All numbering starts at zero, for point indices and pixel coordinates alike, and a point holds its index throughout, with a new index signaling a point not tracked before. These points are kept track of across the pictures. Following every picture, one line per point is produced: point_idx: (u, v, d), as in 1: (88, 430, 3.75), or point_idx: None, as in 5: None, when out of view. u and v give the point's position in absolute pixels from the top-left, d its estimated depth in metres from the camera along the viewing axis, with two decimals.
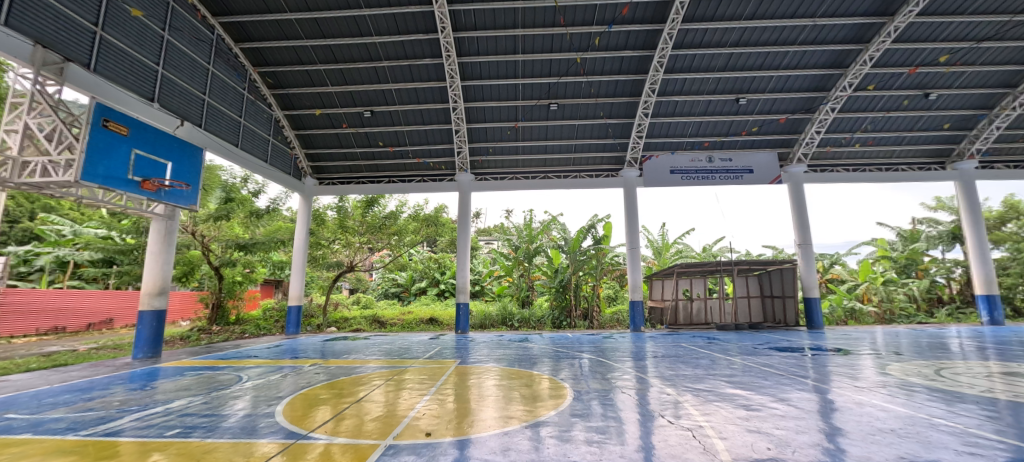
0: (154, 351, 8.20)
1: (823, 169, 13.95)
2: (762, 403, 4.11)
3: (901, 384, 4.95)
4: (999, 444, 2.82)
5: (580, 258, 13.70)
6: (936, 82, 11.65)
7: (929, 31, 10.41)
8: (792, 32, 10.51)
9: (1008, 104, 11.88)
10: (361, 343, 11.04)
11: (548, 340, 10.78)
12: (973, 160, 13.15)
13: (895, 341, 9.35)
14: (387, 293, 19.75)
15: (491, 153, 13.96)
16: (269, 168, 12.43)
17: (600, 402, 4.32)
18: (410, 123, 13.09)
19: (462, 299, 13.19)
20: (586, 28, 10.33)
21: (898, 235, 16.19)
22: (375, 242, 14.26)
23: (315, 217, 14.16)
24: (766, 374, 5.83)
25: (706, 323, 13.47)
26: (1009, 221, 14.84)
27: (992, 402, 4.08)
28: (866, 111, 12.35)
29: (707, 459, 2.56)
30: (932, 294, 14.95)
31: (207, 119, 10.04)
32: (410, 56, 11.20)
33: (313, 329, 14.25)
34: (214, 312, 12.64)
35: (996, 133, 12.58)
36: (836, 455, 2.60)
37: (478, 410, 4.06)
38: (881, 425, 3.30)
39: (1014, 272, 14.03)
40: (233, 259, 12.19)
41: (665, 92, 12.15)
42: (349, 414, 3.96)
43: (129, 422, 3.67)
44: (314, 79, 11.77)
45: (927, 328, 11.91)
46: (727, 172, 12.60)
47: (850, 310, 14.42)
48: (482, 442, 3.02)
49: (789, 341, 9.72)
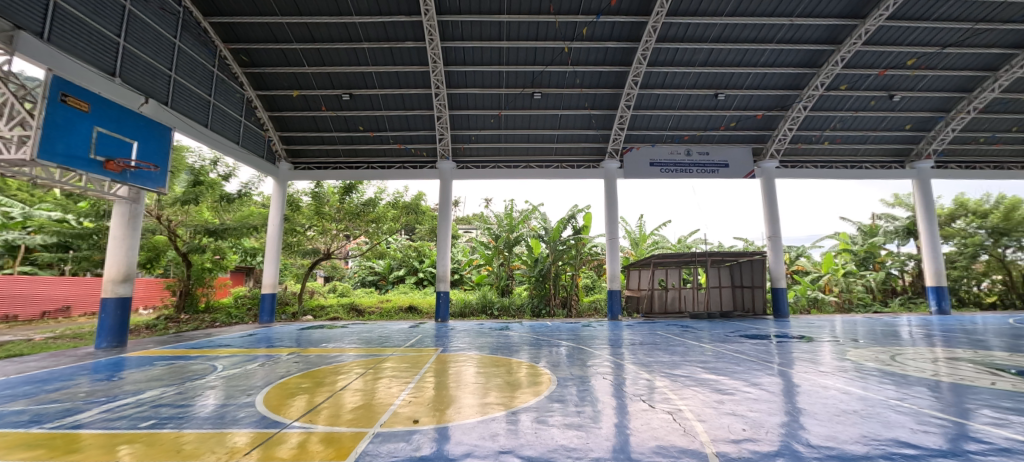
0: (119, 340, 7.83)
1: (794, 165, 14.49)
2: (736, 387, 4.33)
3: (858, 368, 5.33)
4: (946, 422, 3.11)
5: (559, 247, 13.84)
6: (900, 85, 12.27)
7: (897, 35, 10.91)
8: (770, 30, 10.79)
9: (964, 108, 12.60)
10: (339, 331, 10.94)
11: (527, 328, 10.98)
12: (930, 160, 13.93)
13: (852, 328, 10.11)
14: (364, 282, 19.41)
15: (473, 141, 13.77)
16: (242, 150, 11.94)
17: (579, 388, 4.45)
18: (390, 108, 12.75)
19: (442, 287, 13.13)
20: (572, 17, 10.27)
21: (859, 229, 17.05)
22: (353, 229, 14.01)
23: (290, 202, 13.67)
24: (738, 360, 6.12)
25: (680, 312, 13.83)
26: (957, 218, 15.69)
27: (938, 384, 4.44)
28: (836, 109, 12.92)
29: (688, 440, 2.70)
30: (887, 286, 15.86)
31: (174, 98, 9.47)
32: (392, 38, 10.92)
33: (287, 318, 13.89)
34: (182, 300, 12.20)
35: (952, 135, 13.33)
36: (804, 435, 2.79)
37: (459, 397, 4.13)
38: (845, 406, 3.54)
39: (960, 266, 15.28)
40: (201, 245, 11.74)
41: (647, 85, 12.26)
42: (327, 404, 3.87)
43: (97, 413, 3.50)
44: (289, 59, 11.28)
45: (881, 317, 12.82)
46: (705, 166, 13.06)
47: (813, 299, 15.29)
48: (467, 429, 3.06)
49: (757, 328, 10.25)
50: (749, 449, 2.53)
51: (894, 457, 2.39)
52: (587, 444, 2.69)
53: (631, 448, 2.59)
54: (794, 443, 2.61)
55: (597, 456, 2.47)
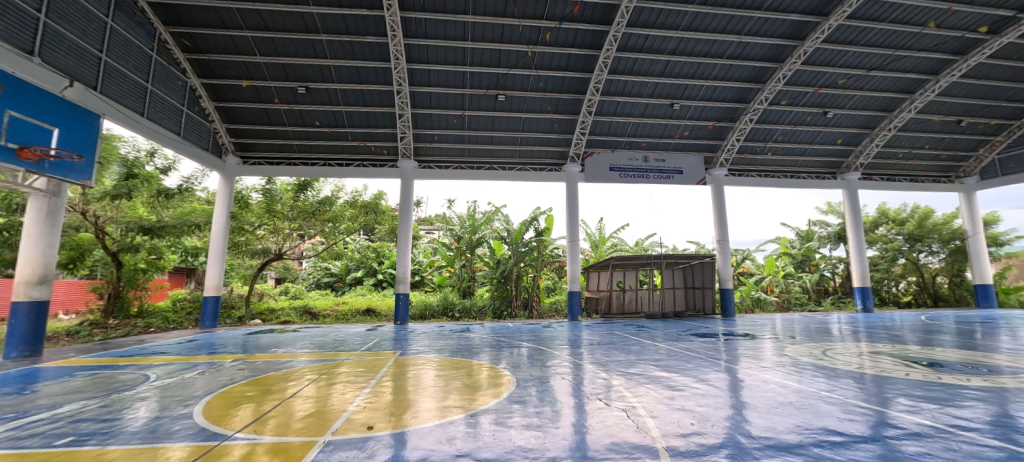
0: (32, 348, 7.01)
1: (741, 173, 15.45)
2: (686, 383, 4.54)
3: (794, 363, 5.76)
4: (867, 410, 3.42)
5: (521, 249, 13.93)
6: (833, 103, 13.41)
7: (829, 57, 11.91)
8: (721, 46, 11.45)
9: (886, 126, 13.96)
10: (290, 336, 10.40)
11: (489, 329, 10.95)
12: (856, 172, 15.30)
13: (790, 326, 10.92)
14: (319, 283, 18.64)
15: (436, 140, 13.59)
16: (184, 142, 11.09)
17: (538, 388, 4.48)
18: (350, 103, 12.32)
19: (401, 289, 12.83)
20: (536, 22, 10.39)
21: (796, 234, 18.44)
22: (307, 228, 13.39)
23: (237, 199, 12.84)
24: (688, 357, 6.43)
25: (637, 312, 14.33)
26: (880, 225, 17.39)
27: (861, 376, 4.89)
28: (778, 123, 13.92)
29: (640, 436, 2.79)
30: (820, 286, 17.26)
31: (105, 82, 8.62)
32: (352, 32, 10.55)
33: (233, 322, 13.02)
34: (111, 304, 11.14)
35: (875, 150, 14.73)
36: (747, 427, 2.96)
37: (417, 401, 4.03)
38: (782, 398, 3.80)
39: (882, 268, 16.89)
40: (135, 244, 10.83)
41: (608, 92, 12.63)
42: (275, 413, 3.65)
43: (1, 432, 3.11)
44: (240, 47, 10.63)
45: (815, 315, 13.93)
46: (661, 172, 13.62)
47: (756, 299, 16.36)
48: (424, 433, 2.99)
49: (706, 327, 10.82)
50: (697, 442, 2.65)
51: (823, 445, 2.59)
52: (544, 444, 2.71)
53: (587, 447, 2.63)
54: (737, 435, 2.77)
55: (553, 456, 2.49)
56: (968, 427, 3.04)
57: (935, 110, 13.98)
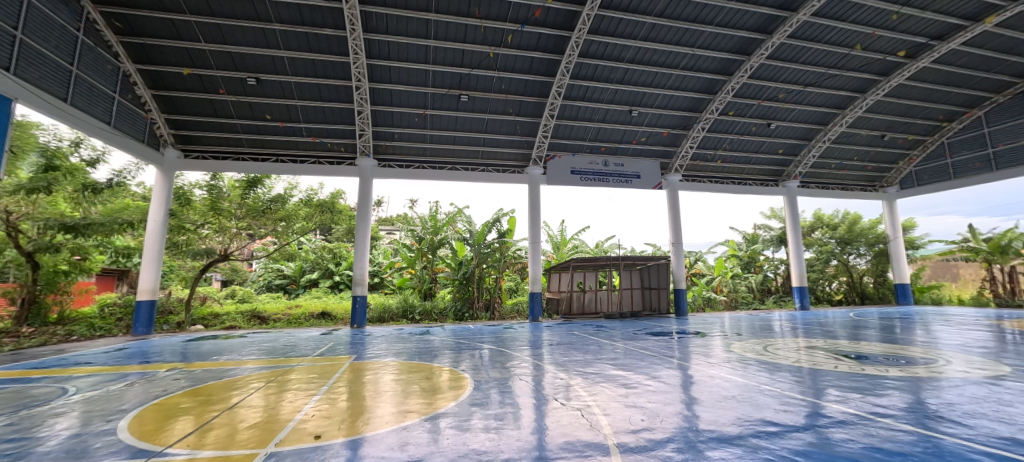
0: None
1: (694, 179, 16.26)
2: (639, 380, 4.68)
3: (740, 359, 6.10)
4: (801, 401, 3.67)
5: (484, 250, 13.90)
6: (776, 115, 14.41)
7: (772, 73, 12.78)
8: (676, 57, 11.99)
9: (821, 139, 15.19)
10: (236, 341, 9.81)
11: (449, 331, 10.82)
12: (795, 180, 16.50)
13: (737, 323, 11.58)
14: (270, 286, 17.69)
15: (396, 139, 13.29)
16: (115, 132, 10.15)
17: (498, 390, 4.46)
18: (304, 98, 11.81)
19: (358, 291, 12.42)
20: (500, 24, 10.40)
21: (743, 237, 19.62)
22: (257, 228, 12.66)
23: (178, 196, 11.91)
24: (643, 355, 6.65)
25: (596, 313, 14.68)
26: (816, 229, 18.85)
27: (798, 369, 5.25)
28: (727, 132, 14.78)
29: (593, 434, 2.83)
30: (764, 286, 18.46)
31: (20, 63, 7.72)
32: (307, 23, 10.10)
33: (171, 329, 12.04)
34: (25, 309, 9.96)
35: (812, 160, 15.96)
36: (694, 421, 3.09)
37: (374, 406, 3.88)
38: (726, 392, 4.01)
39: (818, 269, 18.32)
40: (55, 243, 9.77)
41: (569, 97, 12.89)
42: (216, 424, 3.39)
43: None
44: (182, 32, 9.89)
45: (759, 313, 14.88)
46: (620, 177, 14.07)
47: (707, 299, 17.24)
48: (377, 440, 2.89)
49: (661, 326, 11.27)
50: (646, 438, 2.73)
51: (761, 435, 2.75)
52: (499, 446, 2.70)
53: (542, 447, 2.64)
54: (684, 429, 2.88)
55: (507, 458, 2.48)
56: (886, 414, 3.33)
57: (863, 125, 15.36)
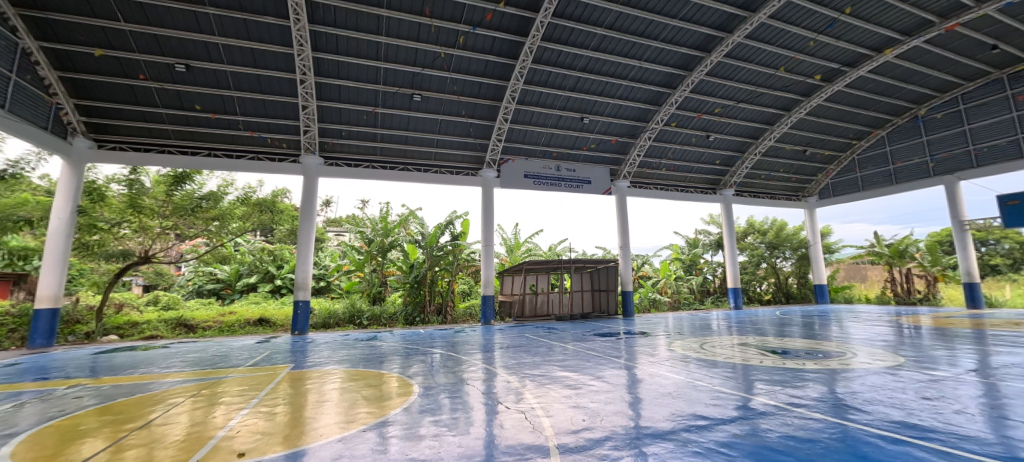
0: None
1: (641, 185, 17.05)
2: (585, 381, 4.82)
3: (680, 357, 6.45)
4: (730, 395, 3.95)
5: (436, 253, 13.70)
6: (714, 128, 15.48)
7: (709, 88, 13.72)
8: (624, 69, 12.53)
9: (753, 151, 16.53)
10: (156, 352, 8.94)
11: (398, 336, 10.53)
12: (729, 189, 17.74)
13: (678, 323, 12.27)
14: (201, 291, 16.30)
15: (344, 137, 12.77)
16: (10, 117, 8.90)
17: (446, 396, 4.40)
18: (242, 89, 11.04)
19: (300, 296, 11.76)
20: (453, 25, 10.32)
21: (686, 241, 20.84)
22: (186, 227, 11.45)
23: (89, 192, 10.64)
24: (591, 356, 6.86)
25: (547, 315, 14.94)
26: (749, 234, 20.42)
27: (730, 365, 5.64)
28: (670, 142, 15.65)
29: (535, 436, 2.87)
30: (704, 287, 19.70)
31: None
32: (246, 10, 9.46)
33: (78, 340, 10.73)
34: None
35: (745, 171, 17.31)
36: (632, 418, 3.22)
37: (314, 418, 3.66)
38: (663, 389, 4.23)
39: (751, 271, 19.85)
40: None
41: (523, 102, 13.06)
42: (127, 445, 3.05)
43: None
44: (96, 9, 8.89)
45: (699, 313, 15.87)
46: (571, 182, 14.44)
47: (653, 300, 18.12)
48: (310, 453, 2.75)
49: (608, 327, 11.68)
50: (585, 437, 2.82)
51: (691, 429, 2.92)
52: (439, 454, 2.66)
53: (483, 452, 2.63)
54: (621, 427, 2.99)
55: None
56: (801, 404, 3.67)
57: (789, 140, 16.88)
